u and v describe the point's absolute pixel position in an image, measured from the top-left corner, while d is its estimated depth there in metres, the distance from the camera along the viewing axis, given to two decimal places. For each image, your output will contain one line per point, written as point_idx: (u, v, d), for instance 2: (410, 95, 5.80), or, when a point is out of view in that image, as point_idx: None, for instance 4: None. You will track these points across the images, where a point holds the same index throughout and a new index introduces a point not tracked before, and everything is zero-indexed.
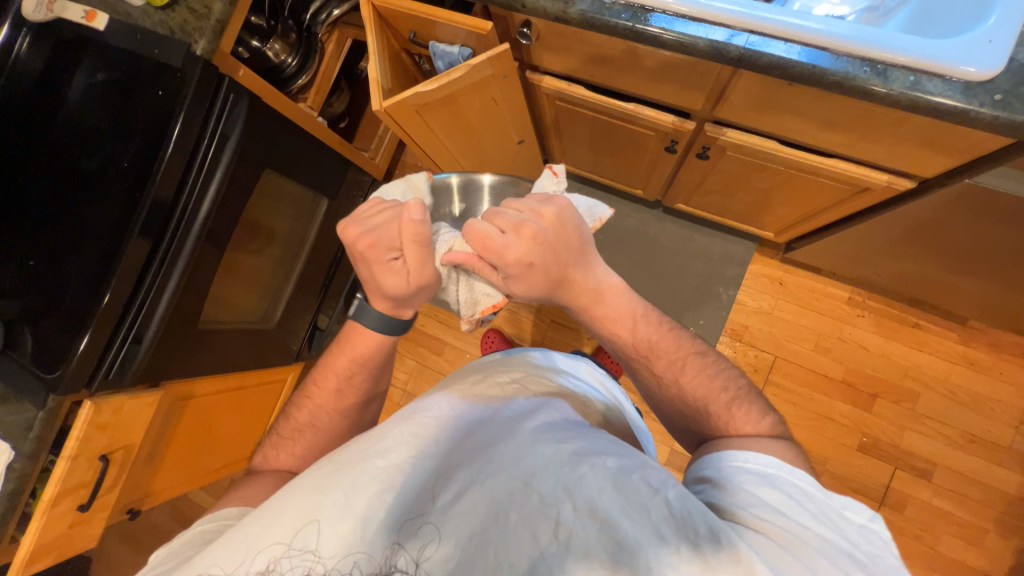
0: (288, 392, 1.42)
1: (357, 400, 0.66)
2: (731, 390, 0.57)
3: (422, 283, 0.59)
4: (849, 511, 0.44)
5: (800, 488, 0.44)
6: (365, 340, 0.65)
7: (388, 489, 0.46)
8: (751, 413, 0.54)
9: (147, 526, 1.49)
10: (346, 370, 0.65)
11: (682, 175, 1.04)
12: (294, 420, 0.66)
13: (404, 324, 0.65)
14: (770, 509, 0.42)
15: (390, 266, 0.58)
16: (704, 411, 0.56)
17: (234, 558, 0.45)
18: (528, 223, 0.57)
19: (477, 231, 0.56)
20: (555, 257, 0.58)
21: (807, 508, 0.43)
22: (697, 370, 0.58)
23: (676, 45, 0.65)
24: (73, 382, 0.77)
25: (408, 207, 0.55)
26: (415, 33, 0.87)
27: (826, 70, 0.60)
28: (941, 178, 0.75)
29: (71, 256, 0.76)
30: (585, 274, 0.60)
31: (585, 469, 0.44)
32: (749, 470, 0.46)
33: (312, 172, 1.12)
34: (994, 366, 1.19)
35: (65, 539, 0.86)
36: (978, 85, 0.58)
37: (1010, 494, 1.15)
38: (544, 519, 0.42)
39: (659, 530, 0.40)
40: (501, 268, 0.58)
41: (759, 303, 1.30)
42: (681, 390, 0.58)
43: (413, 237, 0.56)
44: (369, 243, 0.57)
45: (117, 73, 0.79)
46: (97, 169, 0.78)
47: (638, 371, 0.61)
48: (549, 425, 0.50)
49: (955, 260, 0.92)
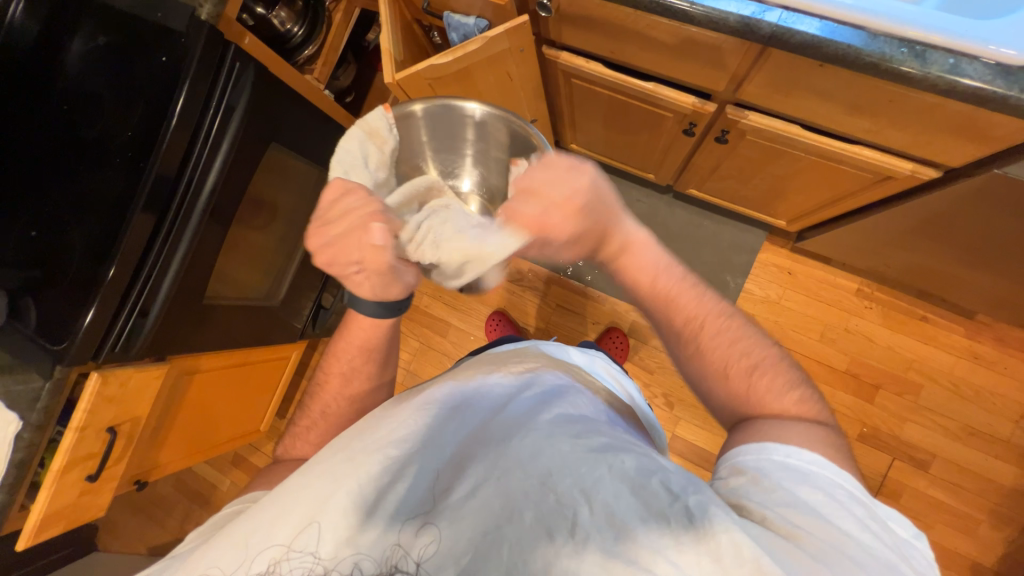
0: (291, 370, 1.43)
1: (365, 383, 0.66)
2: (755, 357, 0.54)
3: (386, 295, 0.61)
4: (894, 523, 0.43)
5: (846, 490, 0.43)
6: (371, 328, 0.65)
7: (401, 481, 0.47)
8: (775, 384, 0.52)
9: (152, 498, 1.51)
10: (352, 357, 0.66)
11: (698, 159, 1.02)
12: (308, 409, 0.66)
13: (398, 306, 0.64)
14: (810, 515, 0.41)
15: (354, 277, 0.58)
16: (721, 375, 0.54)
17: (239, 552, 0.45)
18: (572, 196, 0.55)
19: (524, 212, 0.56)
20: (599, 216, 0.56)
21: (852, 514, 0.41)
22: (719, 330, 0.55)
23: (704, 20, 0.63)
24: (79, 354, 0.76)
25: (371, 231, 0.55)
26: (429, 4, 0.84)
27: (861, 50, 0.58)
28: (970, 167, 0.73)
29: (76, 226, 0.75)
30: (614, 236, 0.57)
31: (603, 469, 0.43)
32: (790, 467, 0.45)
33: (319, 147, 1.09)
34: (997, 360, 1.20)
35: (74, 508, 0.87)
36: (1018, 70, 0.56)
37: (1005, 486, 1.17)
38: (559, 517, 0.41)
39: (677, 533, 0.39)
40: (555, 242, 0.57)
41: (767, 292, 1.30)
42: (702, 350, 0.55)
43: (375, 262, 0.56)
44: (328, 260, 0.56)
45: (119, 36, 0.76)
46: (101, 137, 0.76)
47: (658, 322, 0.58)
48: (563, 420, 0.50)
49: (972, 254, 0.91)
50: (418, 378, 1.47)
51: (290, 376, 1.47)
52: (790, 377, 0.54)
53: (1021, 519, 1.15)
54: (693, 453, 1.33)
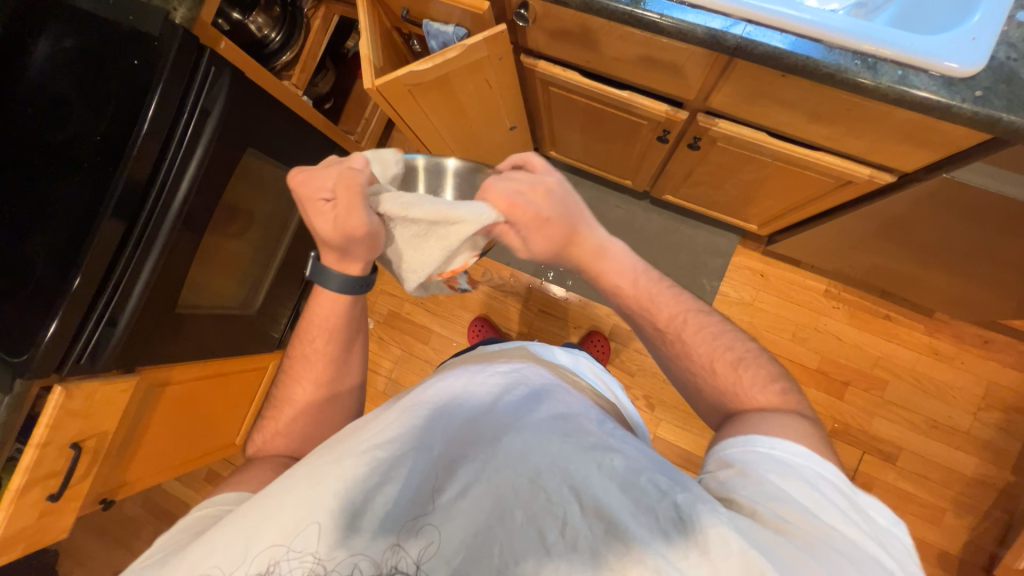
0: (269, 380, 1.39)
1: (328, 366, 0.65)
2: (738, 351, 0.57)
3: (350, 230, 0.57)
4: (874, 511, 0.45)
5: (828, 481, 0.45)
6: (329, 306, 0.64)
7: (389, 483, 0.46)
8: (759, 375, 0.55)
9: (119, 519, 1.44)
10: (314, 339, 0.65)
11: (672, 165, 1.06)
12: (278, 400, 0.66)
13: (364, 281, 0.64)
14: (795, 506, 0.42)
15: (320, 207, 0.57)
16: (709, 370, 0.57)
17: (232, 552, 0.44)
18: (539, 185, 0.60)
19: (499, 191, 0.60)
20: (568, 214, 0.61)
21: (834, 504, 0.43)
22: (699, 327, 0.59)
23: (674, 32, 0.65)
24: (42, 366, 0.73)
25: (351, 159, 0.58)
26: (408, 11, 0.86)
27: (819, 62, 0.61)
28: (920, 173, 0.78)
29: (38, 232, 0.71)
30: (584, 234, 0.62)
31: (593, 467, 0.44)
32: (776, 459, 0.46)
33: (296, 153, 1.08)
34: (955, 355, 1.26)
35: (34, 530, 0.83)
36: (960, 81, 0.60)
37: (966, 476, 1.22)
38: (550, 516, 0.42)
39: (666, 531, 0.40)
40: (520, 226, 0.60)
41: (741, 294, 1.34)
42: (687, 348, 0.58)
43: (347, 182, 0.56)
44: (303, 182, 0.57)
45: (88, 39, 0.74)
46: (66, 141, 0.73)
47: (643, 328, 0.61)
48: (553, 419, 0.50)
49: (927, 255, 0.96)
50: (400, 386, 1.45)
51: (268, 387, 1.43)
52: (771, 371, 0.56)
53: (982, 507, 1.21)
54: (675, 453, 1.35)
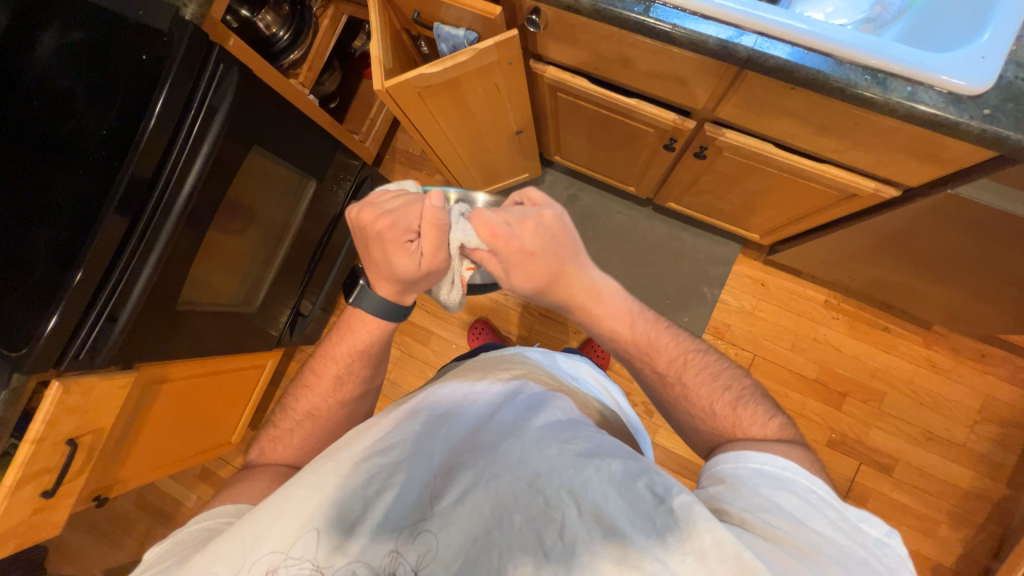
0: (266, 379, 1.39)
1: (356, 386, 0.65)
2: (735, 390, 0.58)
3: (433, 268, 0.59)
4: (867, 525, 0.44)
5: (817, 495, 0.45)
6: (369, 331, 0.64)
7: (388, 489, 0.46)
8: (756, 414, 0.55)
9: (110, 516, 1.43)
10: (350, 362, 0.64)
11: (677, 173, 1.06)
12: (294, 411, 0.65)
13: (404, 311, 0.64)
14: (785, 515, 0.42)
15: (406, 247, 0.57)
16: (708, 410, 0.56)
17: (231, 558, 0.43)
18: (530, 219, 0.57)
19: (484, 221, 0.55)
20: (555, 250, 0.58)
21: (824, 515, 0.43)
22: (699, 367, 0.59)
23: (685, 42, 0.66)
24: (40, 360, 0.72)
25: (430, 195, 0.55)
26: (419, 13, 0.86)
27: (828, 76, 0.62)
28: (925, 187, 0.78)
29: (41, 225, 0.71)
30: (573, 275, 0.59)
31: (591, 472, 0.44)
32: (767, 473, 0.47)
33: (302, 151, 1.08)
34: (952, 368, 1.27)
35: (26, 526, 0.82)
36: (968, 99, 0.61)
37: (961, 488, 1.23)
38: (548, 520, 0.42)
39: (663, 535, 0.40)
40: (502, 256, 0.57)
41: (741, 303, 1.35)
42: (685, 389, 0.58)
43: (433, 221, 0.56)
44: (387, 224, 0.56)
45: (97, 33, 0.74)
46: (71, 134, 0.73)
47: (643, 371, 0.61)
48: (551, 425, 0.50)
49: (928, 268, 0.97)
50: (398, 387, 1.45)
51: (265, 386, 1.42)
52: (768, 407, 0.56)
53: (976, 520, 1.21)
54: (673, 460, 1.35)
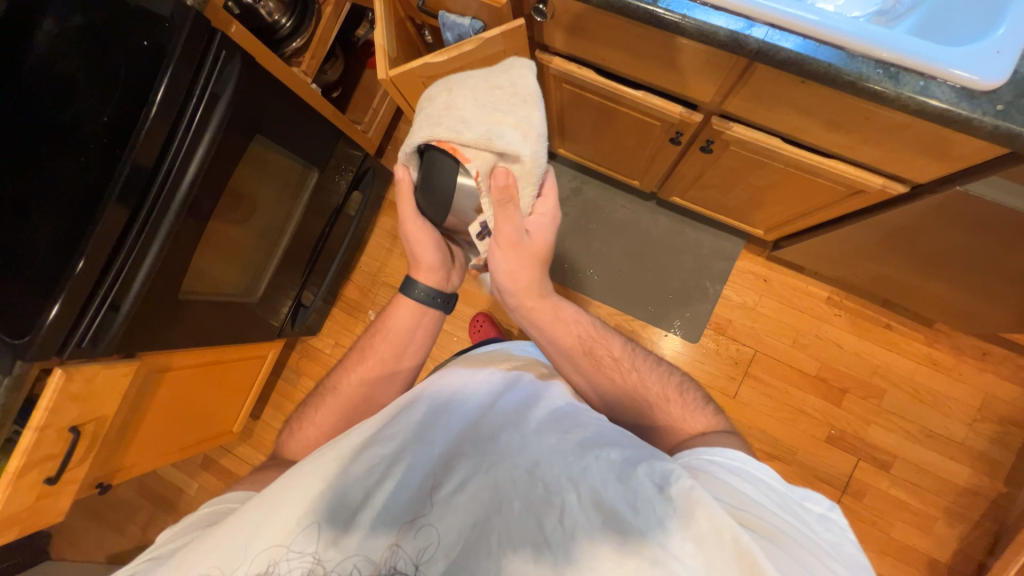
0: (269, 369, 1.39)
1: (380, 368, 0.68)
2: (672, 381, 0.62)
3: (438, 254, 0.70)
4: (810, 502, 0.47)
5: (767, 481, 0.47)
6: (405, 315, 0.70)
7: (388, 479, 0.46)
8: (694, 401, 0.60)
9: (113, 502, 1.44)
10: (380, 342, 0.69)
11: (682, 167, 1.05)
12: (324, 391, 0.68)
13: (443, 297, 0.72)
14: (748, 501, 0.44)
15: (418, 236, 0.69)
16: (656, 401, 0.60)
17: (231, 553, 0.43)
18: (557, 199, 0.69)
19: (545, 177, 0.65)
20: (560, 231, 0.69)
21: (777, 501, 0.45)
22: (636, 365, 0.63)
23: (695, 33, 0.65)
24: (44, 347, 0.72)
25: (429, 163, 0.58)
26: (424, 1, 0.85)
27: (840, 69, 0.61)
28: (933, 184, 0.78)
29: (42, 214, 0.70)
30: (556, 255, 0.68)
31: (590, 459, 0.45)
32: (723, 464, 0.48)
33: (304, 141, 1.07)
34: (954, 367, 1.27)
35: (30, 512, 0.82)
36: (982, 94, 0.60)
37: (957, 485, 1.24)
38: (548, 507, 0.42)
39: (663, 521, 0.40)
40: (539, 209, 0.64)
41: (744, 299, 1.34)
42: (626, 384, 0.62)
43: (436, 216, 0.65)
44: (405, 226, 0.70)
45: (97, 17, 0.73)
46: (73, 121, 0.72)
47: (585, 367, 0.64)
48: (551, 415, 0.51)
49: (932, 266, 0.97)
50: None
51: (267, 376, 1.42)
52: (701, 398, 0.62)
53: (972, 517, 1.22)
54: None
